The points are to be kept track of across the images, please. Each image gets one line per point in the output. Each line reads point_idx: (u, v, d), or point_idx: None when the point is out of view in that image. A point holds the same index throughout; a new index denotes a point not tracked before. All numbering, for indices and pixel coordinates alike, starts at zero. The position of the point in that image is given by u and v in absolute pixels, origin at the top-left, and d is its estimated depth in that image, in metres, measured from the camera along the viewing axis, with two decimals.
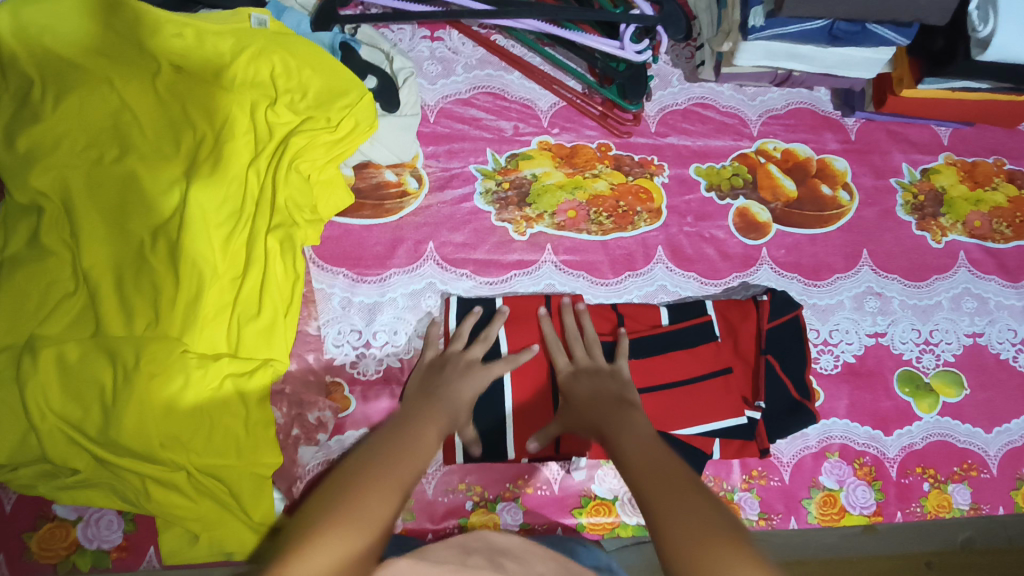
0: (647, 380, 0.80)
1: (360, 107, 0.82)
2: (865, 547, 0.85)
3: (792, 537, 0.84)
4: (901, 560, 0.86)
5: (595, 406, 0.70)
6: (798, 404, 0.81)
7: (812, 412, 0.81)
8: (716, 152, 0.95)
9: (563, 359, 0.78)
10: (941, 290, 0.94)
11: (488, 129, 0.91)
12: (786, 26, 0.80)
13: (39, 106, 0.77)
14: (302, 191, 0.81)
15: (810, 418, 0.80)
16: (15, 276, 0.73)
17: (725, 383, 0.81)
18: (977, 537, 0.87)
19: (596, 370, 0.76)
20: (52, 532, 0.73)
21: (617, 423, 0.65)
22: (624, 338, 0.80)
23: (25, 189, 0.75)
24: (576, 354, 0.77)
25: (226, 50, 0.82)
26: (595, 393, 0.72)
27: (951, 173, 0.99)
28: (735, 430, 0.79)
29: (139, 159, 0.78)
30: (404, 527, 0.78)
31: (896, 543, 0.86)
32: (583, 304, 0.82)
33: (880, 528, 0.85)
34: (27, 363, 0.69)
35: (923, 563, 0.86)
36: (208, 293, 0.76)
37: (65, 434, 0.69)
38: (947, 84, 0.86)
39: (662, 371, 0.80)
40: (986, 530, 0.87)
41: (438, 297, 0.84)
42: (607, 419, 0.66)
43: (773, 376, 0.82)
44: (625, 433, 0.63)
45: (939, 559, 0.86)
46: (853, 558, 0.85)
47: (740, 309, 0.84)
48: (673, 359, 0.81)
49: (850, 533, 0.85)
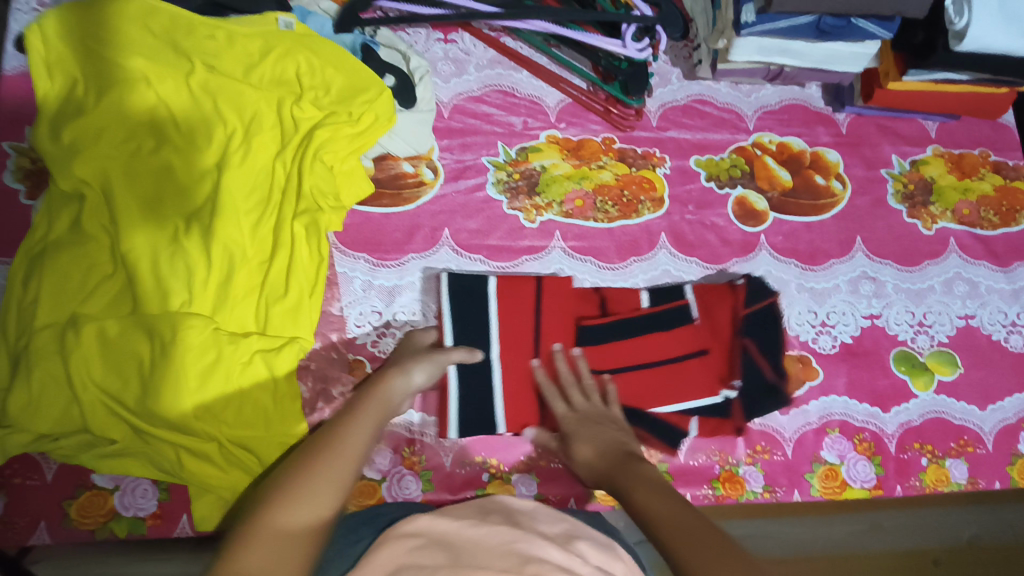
0: (628, 359, 0.86)
1: (380, 103, 0.88)
2: (872, 544, 0.98)
3: (801, 531, 0.98)
4: (910, 558, 0.98)
5: (608, 464, 0.73)
6: (773, 386, 0.88)
7: (785, 395, 0.88)
8: (714, 144, 1.00)
9: (561, 406, 0.81)
10: (933, 275, 0.99)
11: (500, 124, 0.97)
12: (776, 21, 0.86)
13: (82, 102, 0.83)
14: (326, 180, 0.86)
15: (784, 400, 0.87)
16: (58, 259, 0.78)
17: (701, 364, 0.87)
18: (983, 533, 1.00)
19: (593, 417, 0.79)
20: (91, 500, 0.77)
21: (629, 482, 0.68)
22: (608, 385, 0.84)
23: (68, 178, 0.81)
24: (574, 401, 0.81)
25: (255, 51, 0.89)
26: (601, 445, 0.76)
27: (939, 164, 1.04)
28: (709, 408, 0.86)
29: (174, 150, 0.84)
30: (424, 497, 0.81)
31: (902, 539, 0.99)
32: (576, 351, 0.85)
33: (885, 525, 0.99)
34: (70, 337, 0.73)
35: (930, 560, 0.98)
36: (238, 275, 0.81)
37: (105, 403, 0.73)
38: (931, 76, 0.91)
39: (647, 350, 0.87)
40: (989, 524, 1.00)
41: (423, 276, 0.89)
42: (626, 479, 0.69)
43: (749, 359, 0.88)
44: (640, 488, 0.67)
45: (944, 556, 0.99)
46: (861, 554, 0.98)
47: (718, 293, 0.90)
48: (652, 340, 0.87)
49: (856, 529, 0.98)
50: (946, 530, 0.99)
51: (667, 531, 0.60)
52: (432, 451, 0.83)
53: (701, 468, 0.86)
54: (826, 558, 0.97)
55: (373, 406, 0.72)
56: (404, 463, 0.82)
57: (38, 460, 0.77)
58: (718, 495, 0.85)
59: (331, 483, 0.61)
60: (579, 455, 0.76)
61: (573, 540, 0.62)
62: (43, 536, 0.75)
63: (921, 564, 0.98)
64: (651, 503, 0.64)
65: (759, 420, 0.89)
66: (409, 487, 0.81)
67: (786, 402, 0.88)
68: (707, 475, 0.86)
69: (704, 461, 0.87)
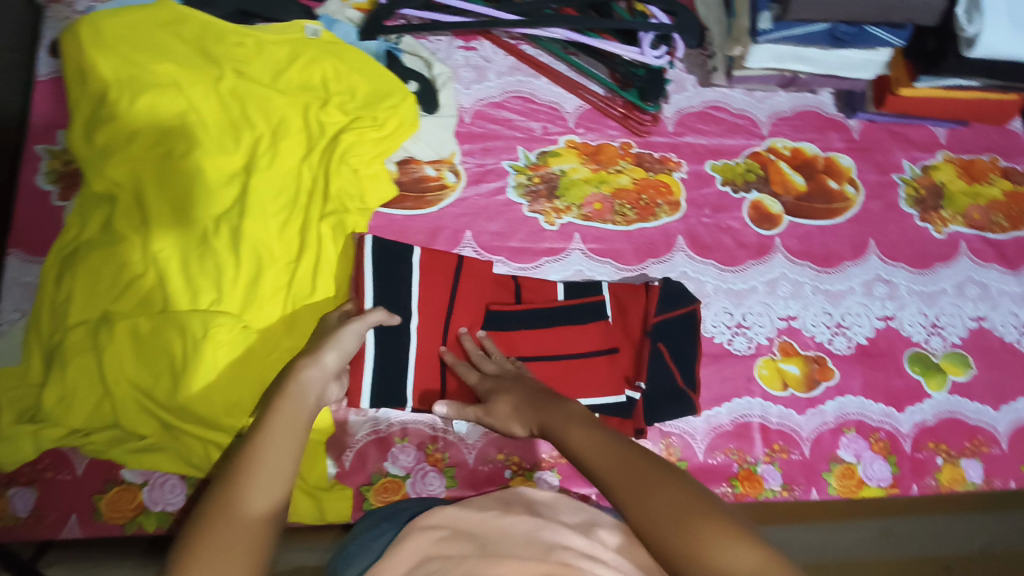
0: (543, 345, 0.85)
1: (405, 107, 0.91)
2: (883, 551, 1.00)
3: (816, 537, 0.99)
4: (923, 563, 1.00)
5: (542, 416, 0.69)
6: (681, 392, 0.86)
7: (693, 402, 0.85)
8: (729, 149, 1.02)
9: (472, 375, 0.79)
10: (945, 277, 1.00)
11: (520, 129, 0.99)
12: (792, 28, 0.89)
13: (115, 106, 0.85)
14: (351, 182, 0.89)
15: (690, 407, 0.85)
16: (91, 258, 0.80)
17: (608, 362, 0.85)
18: (995, 542, 1.01)
19: (506, 376, 0.77)
20: (120, 495, 0.77)
21: (561, 423, 0.66)
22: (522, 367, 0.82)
23: (101, 180, 0.83)
24: (486, 368, 0.79)
25: (283, 58, 0.91)
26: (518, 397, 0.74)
27: (949, 170, 1.06)
28: (612, 407, 0.83)
29: (204, 153, 0.85)
30: (447, 493, 0.82)
31: (913, 548, 1.01)
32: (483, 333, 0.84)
33: (896, 533, 1.01)
34: (103, 333, 0.75)
35: (942, 567, 1.00)
36: (266, 274, 0.82)
37: (137, 399, 0.75)
38: (942, 82, 0.94)
39: (556, 338, 0.85)
40: (1001, 533, 1.02)
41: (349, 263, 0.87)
42: (562, 425, 0.65)
43: (659, 359, 0.86)
44: (572, 430, 0.64)
45: (958, 563, 1.01)
46: (872, 562, 1.00)
47: (632, 289, 0.88)
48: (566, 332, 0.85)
49: (867, 536, 1.01)
50: (961, 537, 1.01)
51: (610, 474, 0.58)
52: (455, 448, 0.84)
53: (719, 467, 0.87)
54: (836, 564, 0.99)
55: (296, 389, 0.67)
56: (427, 459, 0.83)
57: (68, 454, 0.78)
58: (737, 493, 0.86)
59: (266, 478, 0.58)
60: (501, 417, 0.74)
61: (594, 528, 0.62)
62: (74, 530, 0.76)
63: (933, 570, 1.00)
64: (588, 444, 0.61)
65: (777, 420, 0.90)
66: (432, 484, 0.82)
67: (693, 410, 0.85)
68: (726, 473, 0.87)
69: (723, 460, 0.88)
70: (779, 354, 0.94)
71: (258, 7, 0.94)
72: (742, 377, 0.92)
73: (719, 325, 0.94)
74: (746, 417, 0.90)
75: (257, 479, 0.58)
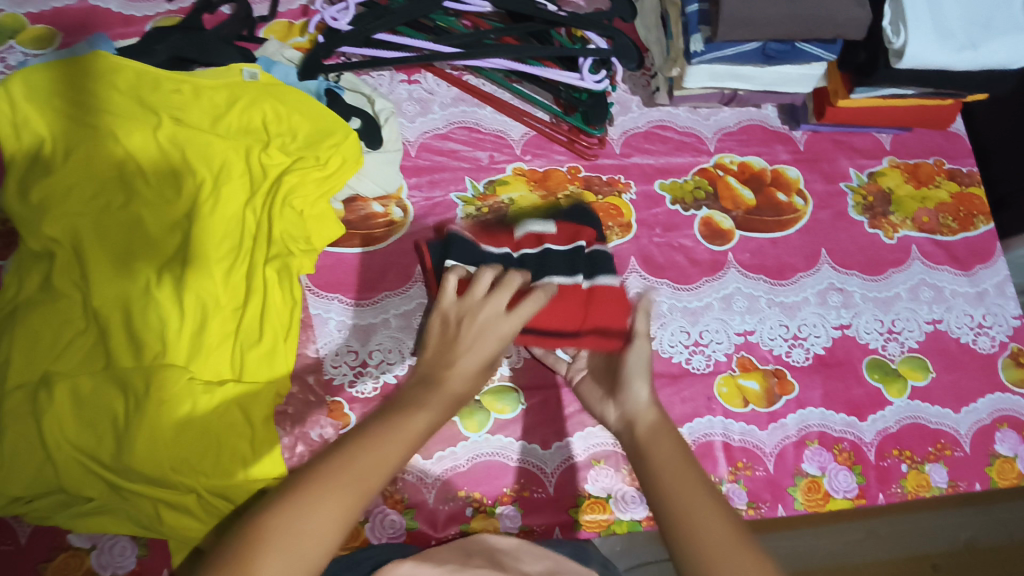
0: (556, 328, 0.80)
1: (347, 146, 0.90)
2: (869, 552, 0.98)
3: (798, 545, 0.97)
4: (905, 563, 0.99)
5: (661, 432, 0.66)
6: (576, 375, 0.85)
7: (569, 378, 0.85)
8: (677, 167, 1.03)
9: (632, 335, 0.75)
10: (898, 282, 1.01)
11: (466, 159, 0.99)
12: (723, 50, 0.90)
13: (50, 161, 0.84)
14: (296, 224, 0.87)
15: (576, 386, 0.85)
16: (30, 318, 0.77)
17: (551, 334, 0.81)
18: None
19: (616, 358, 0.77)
20: (67, 562, 0.76)
21: (675, 451, 0.63)
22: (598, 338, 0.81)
23: (37, 237, 0.81)
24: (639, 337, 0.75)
25: (221, 102, 0.90)
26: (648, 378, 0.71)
27: (896, 175, 1.07)
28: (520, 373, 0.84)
29: (144, 204, 0.84)
30: (408, 535, 0.81)
31: (897, 547, 0.99)
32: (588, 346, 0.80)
33: (880, 532, 0.99)
34: (43, 398, 0.73)
35: (928, 564, 0.99)
36: (211, 323, 0.80)
37: (80, 462, 0.72)
38: (878, 92, 0.95)
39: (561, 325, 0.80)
40: (986, 526, 1.01)
41: (315, 312, 0.89)
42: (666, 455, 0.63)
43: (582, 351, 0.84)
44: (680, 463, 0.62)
45: (943, 559, 0.99)
46: (859, 565, 0.98)
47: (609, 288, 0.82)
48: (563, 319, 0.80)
49: (852, 538, 0.98)
50: (942, 532, 1.00)
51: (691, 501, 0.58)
52: (415, 489, 0.83)
53: None
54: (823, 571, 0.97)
55: (404, 433, 0.60)
56: (388, 501, 0.82)
57: (12, 524, 0.77)
58: None
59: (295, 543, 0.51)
60: (634, 374, 0.70)
61: None
62: None
63: (920, 567, 0.98)
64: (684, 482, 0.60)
65: (739, 436, 0.90)
66: (394, 526, 0.81)
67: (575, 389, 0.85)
68: None
69: None
70: (738, 370, 0.93)
71: (195, 52, 0.94)
72: (702, 397, 0.91)
73: (676, 344, 0.94)
74: (708, 436, 0.90)
75: (293, 532, 0.52)
